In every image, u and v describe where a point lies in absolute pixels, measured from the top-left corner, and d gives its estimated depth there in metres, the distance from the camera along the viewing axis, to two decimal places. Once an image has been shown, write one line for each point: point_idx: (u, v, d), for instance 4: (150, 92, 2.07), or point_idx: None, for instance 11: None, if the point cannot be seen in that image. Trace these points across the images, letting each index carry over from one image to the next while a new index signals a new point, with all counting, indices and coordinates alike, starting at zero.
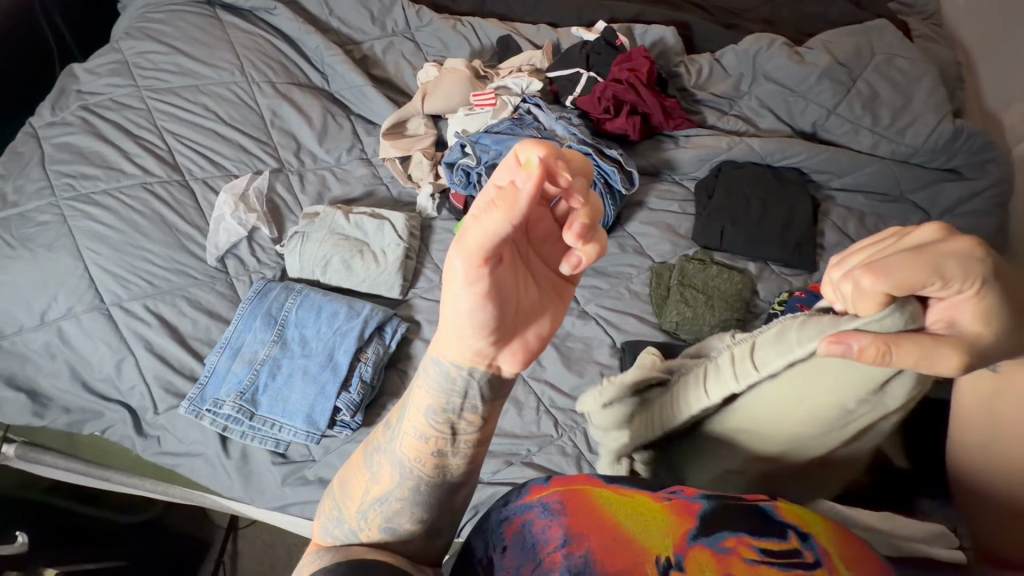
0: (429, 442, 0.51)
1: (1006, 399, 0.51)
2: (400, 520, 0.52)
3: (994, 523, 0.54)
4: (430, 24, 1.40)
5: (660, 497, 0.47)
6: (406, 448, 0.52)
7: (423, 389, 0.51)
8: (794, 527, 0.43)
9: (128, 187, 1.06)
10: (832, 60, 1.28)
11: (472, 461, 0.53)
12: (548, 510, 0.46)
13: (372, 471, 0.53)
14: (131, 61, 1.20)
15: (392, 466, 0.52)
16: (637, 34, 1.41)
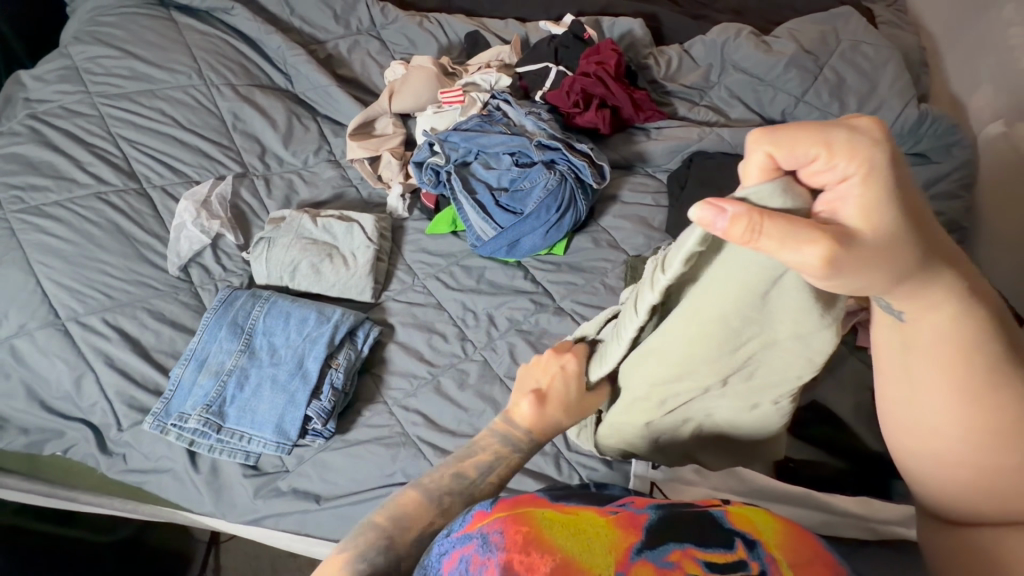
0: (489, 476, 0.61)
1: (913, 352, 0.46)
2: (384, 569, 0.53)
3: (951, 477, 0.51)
4: (395, 21, 1.37)
5: (607, 513, 0.50)
6: (480, 475, 0.60)
7: (503, 442, 0.62)
8: (740, 539, 0.46)
9: (82, 197, 1.03)
10: (798, 48, 1.29)
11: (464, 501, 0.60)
12: (485, 544, 0.44)
13: (430, 497, 0.57)
14: (82, 66, 1.16)
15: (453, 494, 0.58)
16: (605, 26, 1.40)
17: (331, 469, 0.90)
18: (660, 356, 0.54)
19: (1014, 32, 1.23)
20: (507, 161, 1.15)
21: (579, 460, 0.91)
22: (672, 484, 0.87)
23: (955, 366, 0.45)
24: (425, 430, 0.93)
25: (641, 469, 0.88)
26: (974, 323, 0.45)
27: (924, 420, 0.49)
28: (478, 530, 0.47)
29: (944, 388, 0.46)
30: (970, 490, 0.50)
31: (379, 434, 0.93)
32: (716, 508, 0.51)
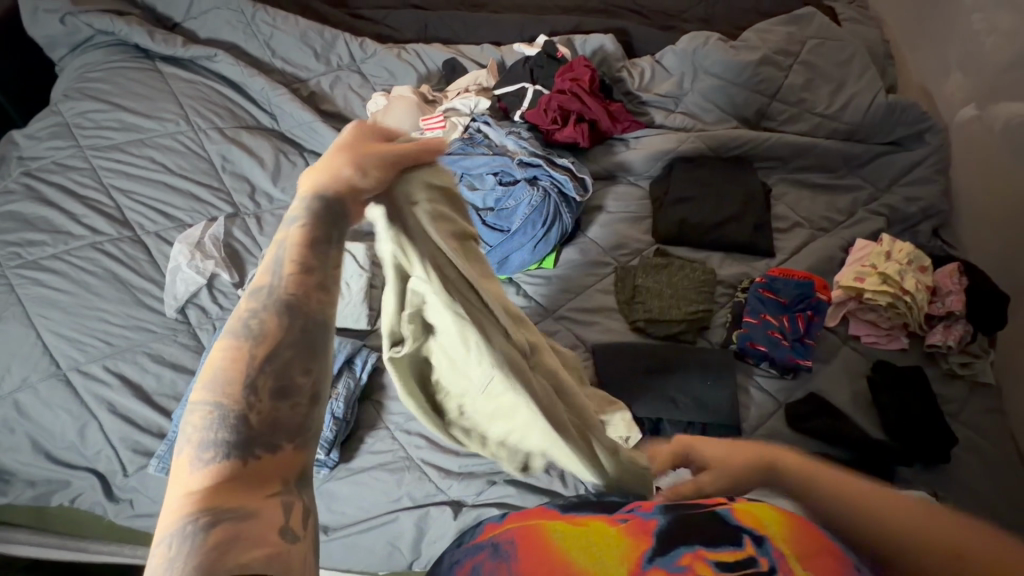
0: (281, 316, 0.37)
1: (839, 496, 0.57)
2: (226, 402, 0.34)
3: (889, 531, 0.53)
4: (374, 55, 1.42)
5: (616, 521, 0.55)
6: (286, 276, 0.38)
7: (293, 229, 0.39)
8: (749, 535, 0.51)
9: (78, 248, 1.05)
10: (765, 51, 1.32)
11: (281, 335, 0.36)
12: (495, 552, 0.52)
13: (243, 336, 0.36)
14: (72, 121, 1.19)
15: (274, 315, 0.37)
16: (577, 45, 1.44)
17: (339, 498, 0.92)
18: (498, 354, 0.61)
19: (976, 19, 1.23)
20: (491, 181, 1.17)
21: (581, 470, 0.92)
22: (677, 486, 0.88)
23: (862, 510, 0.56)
24: (428, 452, 0.94)
25: None
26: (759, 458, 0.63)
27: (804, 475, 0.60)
28: (491, 539, 0.54)
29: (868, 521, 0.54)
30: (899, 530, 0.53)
31: (382, 460, 0.94)
32: (722, 505, 0.56)
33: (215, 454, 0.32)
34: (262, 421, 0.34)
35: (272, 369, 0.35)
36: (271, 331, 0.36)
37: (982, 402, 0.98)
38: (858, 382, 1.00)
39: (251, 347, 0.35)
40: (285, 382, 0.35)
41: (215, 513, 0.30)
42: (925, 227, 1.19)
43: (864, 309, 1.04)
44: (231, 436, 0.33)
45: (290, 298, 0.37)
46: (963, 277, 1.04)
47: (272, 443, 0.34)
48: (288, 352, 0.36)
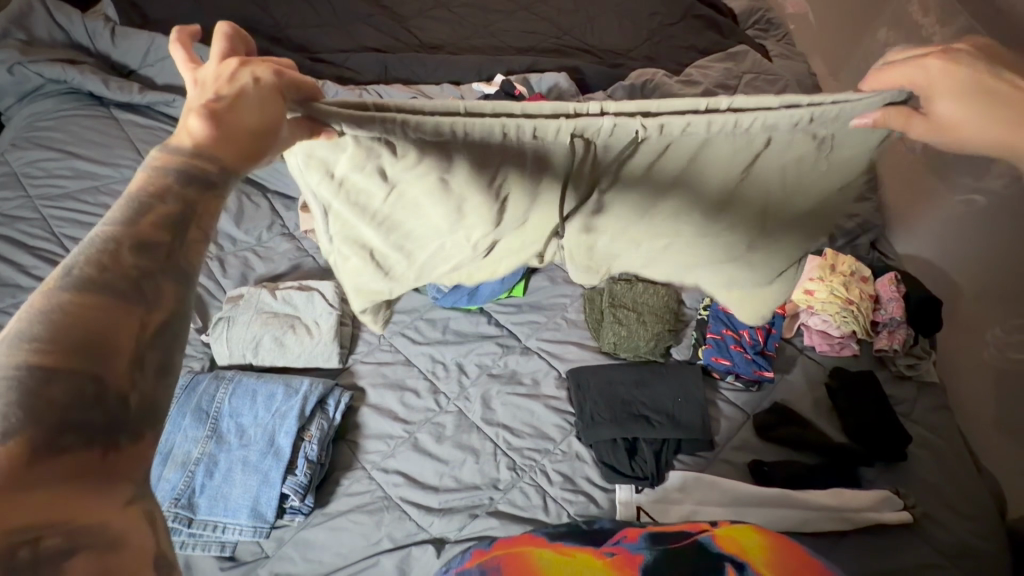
0: (151, 263, 0.37)
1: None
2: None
3: None
4: (336, 96, 1.44)
5: (605, 554, 0.68)
6: (159, 225, 0.38)
7: (149, 172, 0.40)
8: (731, 563, 0.66)
9: (27, 301, 1.00)
10: (706, 86, 1.43)
11: (134, 276, 0.36)
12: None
13: (86, 284, 0.34)
14: (22, 171, 1.16)
15: (161, 276, 0.37)
16: (533, 83, 1.51)
17: (315, 547, 0.88)
18: (411, 218, 0.59)
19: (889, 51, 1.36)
20: None
21: (562, 496, 0.93)
22: (657, 504, 0.91)
23: None
24: (408, 488, 0.93)
25: (625, 496, 0.92)
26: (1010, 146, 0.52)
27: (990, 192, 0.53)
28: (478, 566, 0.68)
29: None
30: None
31: (359, 501, 0.92)
32: (705, 532, 0.70)
33: (5, 423, 0.30)
34: (97, 382, 0.33)
35: (130, 332, 0.35)
36: (122, 272, 0.36)
37: (930, 401, 1.05)
38: (816, 390, 1.06)
39: (59, 285, 0.34)
40: (164, 361, 0.37)
41: (65, 539, 0.30)
42: (864, 240, 1.29)
43: (815, 319, 1.10)
44: (56, 396, 0.31)
45: (165, 251, 0.38)
46: (900, 285, 1.11)
47: (72, 436, 0.31)
48: (114, 312, 0.34)
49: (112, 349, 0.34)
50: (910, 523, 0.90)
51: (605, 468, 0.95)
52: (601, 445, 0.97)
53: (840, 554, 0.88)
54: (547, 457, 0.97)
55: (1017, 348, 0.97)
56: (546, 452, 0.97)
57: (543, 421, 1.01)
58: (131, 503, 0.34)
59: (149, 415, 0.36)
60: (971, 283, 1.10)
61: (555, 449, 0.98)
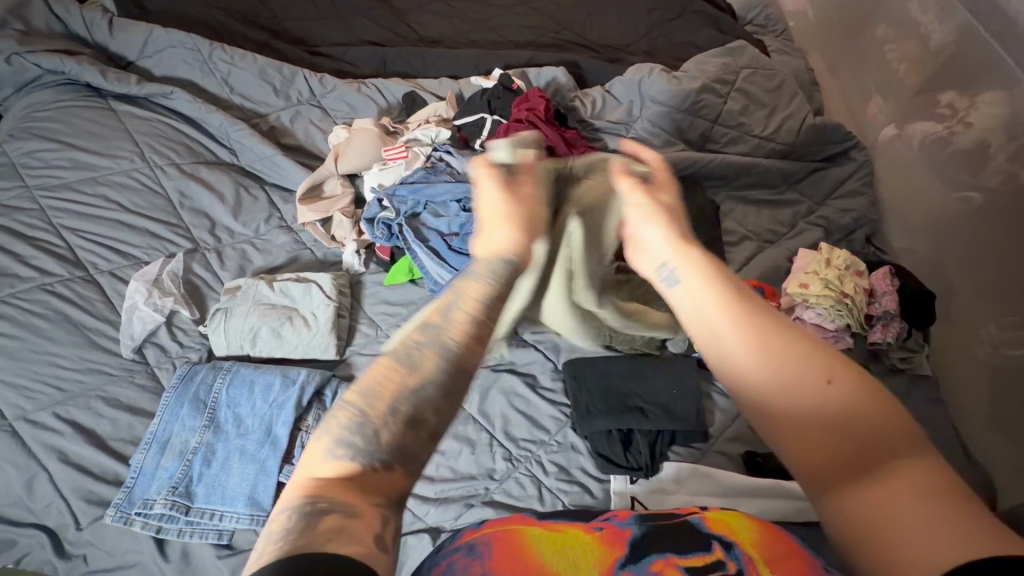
0: (435, 352, 0.46)
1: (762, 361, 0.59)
2: (345, 410, 0.44)
3: (809, 438, 0.57)
4: (334, 89, 1.44)
5: (592, 530, 0.68)
6: (453, 330, 0.47)
7: (473, 284, 0.50)
8: (720, 543, 0.64)
9: (25, 291, 1.01)
10: (705, 80, 1.42)
11: (442, 382, 0.45)
12: (471, 551, 0.61)
13: (404, 362, 0.45)
14: (20, 162, 1.16)
15: (434, 353, 0.46)
16: (531, 77, 1.51)
17: None
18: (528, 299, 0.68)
19: (888, 49, 1.37)
20: (454, 208, 1.20)
21: (558, 487, 0.94)
22: (652, 495, 0.92)
23: (768, 358, 0.59)
24: None
25: (620, 487, 0.93)
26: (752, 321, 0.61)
27: (732, 357, 0.60)
28: (468, 542, 0.64)
29: (788, 375, 0.57)
30: (796, 418, 0.57)
31: None
32: (695, 515, 0.71)
33: (343, 444, 0.43)
34: (397, 433, 0.43)
35: (412, 405, 0.44)
36: (443, 366, 0.46)
37: (923, 394, 1.05)
38: None
39: (402, 363, 0.45)
40: (415, 417, 0.44)
41: (329, 503, 0.40)
42: (859, 234, 1.29)
43: (810, 313, 1.10)
44: (359, 436, 0.43)
45: (449, 346, 0.46)
46: (894, 279, 1.12)
47: (375, 465, 0.43)
48: (412, 385, 0.45)
49: (405, 413, 0.44)
50: None
51: (601, 459, 0.95)
52: (596, 436, 0.97)
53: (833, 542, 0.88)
54: (543, 448, 0.98)
55: (1014, 346, 0.99)
56: (541, 443, 0.98)
57: (539, 413, 1.02)
58: (372, 504, 0.42)
59: (408, 450, 0.44)
60: (968, 280, 1.11)
61: (551, 440, 0.99)
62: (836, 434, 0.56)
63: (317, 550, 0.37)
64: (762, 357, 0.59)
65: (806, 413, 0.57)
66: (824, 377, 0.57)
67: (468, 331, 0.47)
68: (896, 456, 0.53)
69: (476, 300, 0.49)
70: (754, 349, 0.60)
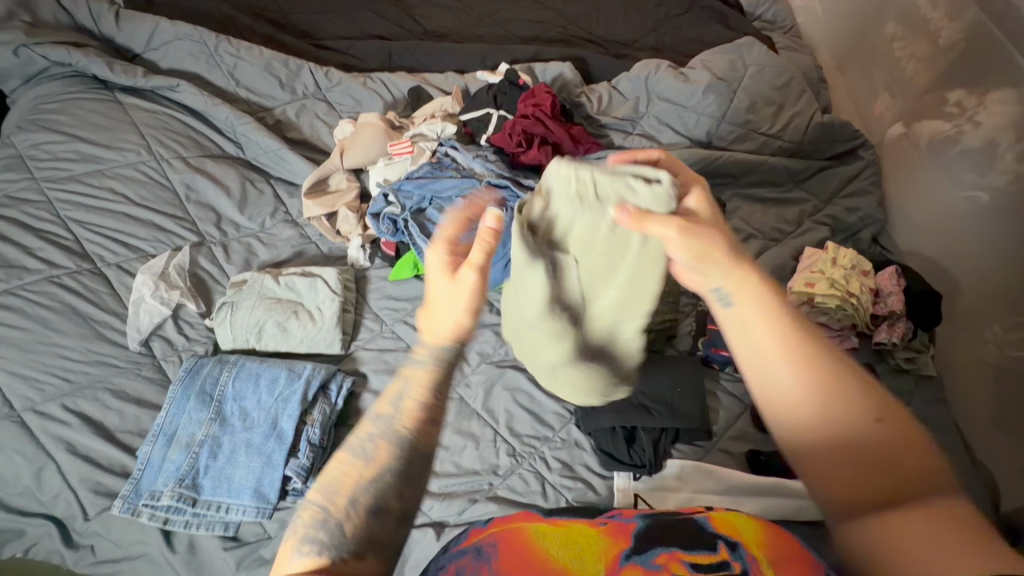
0: (389, 445, 0.54)
1: (811, 387, 0.59)
2: (314, 521, 0.51)
3: (846, 464, 0.58)
4: (340, 84, 1.43)
5: (598, 525, 0.69)
6: (404, 418, 0.55)
7: (419, 371, 0.56)
8: (724, 542, 0.63)
9: (33, 283, 1.01)
10: (712, 77, 1.41)
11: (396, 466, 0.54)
12: (479, 553, 0.63)
13: (361, 457, 0.54)
14: (27, 154, 1.16)
15: (384, 442, 0.54)
16: (537, 72, 1.50)
17: None
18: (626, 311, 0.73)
19: (896, 46, 1.36)
20: (460, 203, 1.20)
21: (562, 483, 0.94)
22: (654, 492, 0.92)
23: (816, 387, 0.59)
24: None
25: (623, 484, 0.93)
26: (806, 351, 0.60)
27: (777, 384, 0.60)
28: (474, 544, 0.65)
29: (833, 405, 0.58)
30: (839, 443, 0.58)
31: None
32: (700, 514, 0.70)
33: (313, 543, 0.50)
34: (368, 523, 0.52)
35: (373, 496, 0.53)
36: (401, 454, 0.54)
37: (927, 394, 1.05)
38: None
39: (369, 461, 0.53)
40: (377, 505, 0.52)
41: None
42: (866, 233, 1.28)
43: (816, 312, 1.10)
44: (323, 531, 0.50)
45: (402, 436, 0.54)
46: (900, 278, 1.11)
47: (341, 558, 0.50)
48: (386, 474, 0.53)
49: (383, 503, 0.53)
50: None
51: (604, 456, 0.96)
52: (600, 434, 0.97)
53: None
54: (547, 445, 0.98)
55: (1016, 347, 0.99)
56: (545, 439, 0.99)
57: (543, 409, 1.02)
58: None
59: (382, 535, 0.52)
60: (974, 280, 1.11)
61: (555, 436, 0.99)
62: (870, 466, 0.57)
63: None
64: (812, 388, 0.59)
65: (846, 441, 0.58)
66: (872, 415, 0.58)
67: (418, 422, 0.55)
68: (924, 492, 0.55)
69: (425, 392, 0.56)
70: (806, 378, 0.59)
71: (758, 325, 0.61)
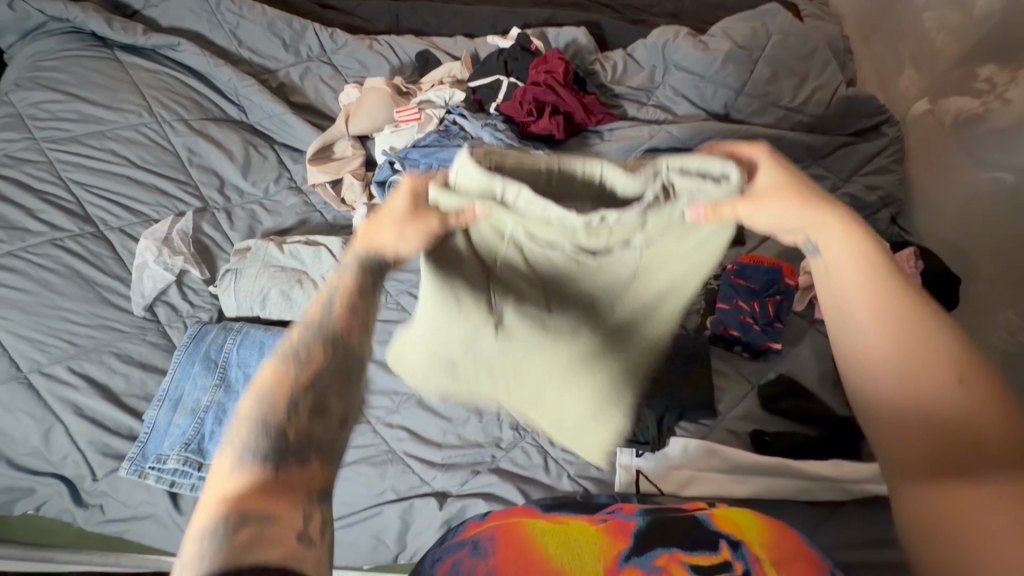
0: (324, 343, 0.46)
1: (891, 339, 0.58)
2: (249, 430, 0.42)
3: (908, 419, 0.58)
4: (345, 46, 1.39)
5: (598, 521, 0.68)
6: (335, 316, 0.47)
7: (343, 275, 0.49)
8: (726, 540, 0.65)
9: (36, 245, 1.00)
10: (733, 45, 1.35)
11: (338, 363, 0.46)
12: (476, 551, 0.63)
13: (293, 358, 0.45)
14: (26, 112, 1.14)
15: (316, 342, 0.46)
16: (550, 37, 1.44)
17: None
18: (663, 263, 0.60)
19: (927, 17, 1.29)
20: None
21: (564, 458, 0.94)
22: (658, 469, 0.93)
23: (897, 340, 0.57)
24: (411, 444, 0.95)
25: (626, 460, 0.93)
26: (898, 299, 0.57)
27: (858, 333, 0.59)
28: (472, 537, 0.65)
29: (913, 358, 0.57)
30: (904, 398, 0.58)
31: (365, 454, 0.94)
32: (702, 511, 0.70)
33: (251, 453, 0.41)
34: (314, 437, 0.44)
35: (307, 394, 0.44)
36: (344, 358, 0.46)
37: None
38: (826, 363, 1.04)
39: (297, 367, 0.44)
40: (321, 405, 0.44)
41: (247, 518, 0.38)
42: (885, 214, 1.24)
43: None
44: (257, 440, 0.41)
45: (335, 334, 0.46)
46: (918, 261, 1.08)
47: (285, 472, 0.42)
48: (338, 379, 0.46)
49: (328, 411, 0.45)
50: None
51: None
52: None
53: (835, 522, 0.88)
54: None
55: None
56: None
57: None
58: (304, 508, 0.42)
59: (334, 441, 0.46)
60: (991, 264, 1.08)
61: None
62: (932, 423, 0.57)
63: (247, 558, 0.36)
64: (888, 337, 0.58)
65: (914, 397, 0.57)
66: (954, 377, 0.56)
67: (360, 311, 0.48)
68: (987, 456, 0.54)
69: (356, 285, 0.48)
70: (882, 323, 0.58)
71: (839, 271, 0.58)
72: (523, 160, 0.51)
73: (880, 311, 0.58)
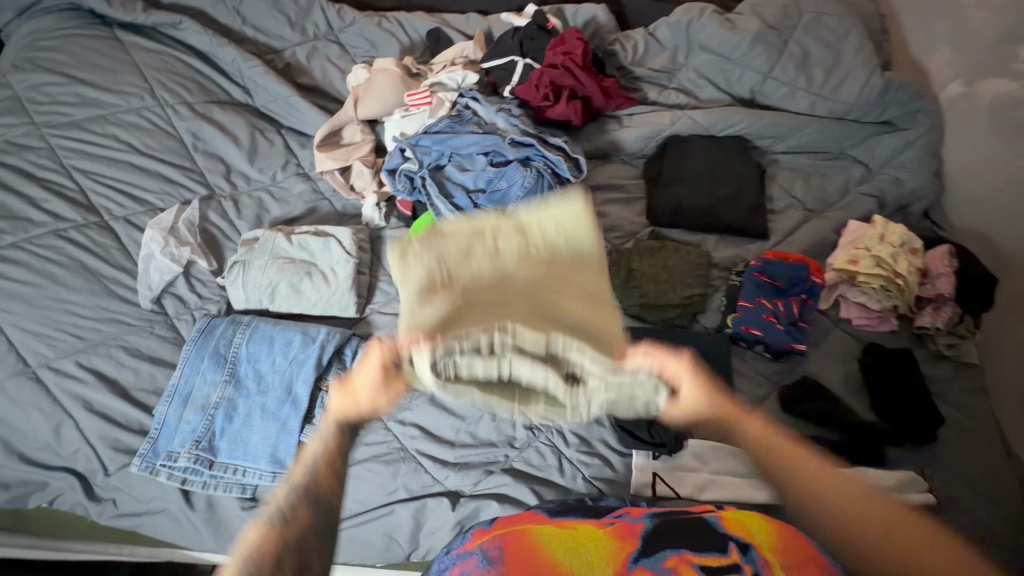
0: (308, 504, 0.56)
1: (812, 481, 0.65)
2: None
3: (873, 546, 0.61)
4: (353, 24, 1.33)
5: (606, 524, 0.68)
6: (319, 477, 0.57)
7: (324, 439, 0.58)
8: (735, 544, 0.62)
9: (39, 236, 0.98)
10: (762, 24, 1.27)
11: (320, 516, 0.56)
12: (486, 559, 0.61)
13: (280, 518, 0.55)
14: (25, 96, 1.10)
15: (299, 495, 0.56)
16: (568, 15, 1.38)
17: None
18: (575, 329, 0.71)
19: None
20: (481, 161, 1.12)
21: (579, 459, 0.92)
22: (672, 472, 0.91)
23: (824, 481, 0.65)
24: (424, 442, 0.93)
25: (641, 462, 0.91)
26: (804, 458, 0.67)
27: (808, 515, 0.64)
28: (480, 546, 0.64)
29: (836, 484, 0.65)
30: (853, 526, 0.62)
31: (376, 451, 0.93)
32: (711, 514, 0.69)
33: None
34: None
35: (289, 559, 0.54)
36: (325, 509, 0.57)
37: (966, 383, 0.98)
38: (850, 364, 1.01)
39: (283, 523, 0.55)
40: (303, 564, 0.54)
41: None
42: (919, 207, 1.18)
43: (854, 291, 1.04)
44: None
45: (317, 495, 0.56)
46: (953, 260, 1.04)
47: None
48: (316, 528, 0.56)
49: (307, 559, 0.54)
50: (933, 505, 0.85)
51: (623, 434, 0.92)
52: (622, 409, 0.93)
53: None
54: None
55: None
56: None
57: None
58: None
59: None
60: None
61: None
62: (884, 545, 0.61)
63: None
64: (822, 495, 0.64)
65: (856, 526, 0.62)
66: (874, 504, 0.63)
67: (333, 466, 0.58)
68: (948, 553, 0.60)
69: (327, 453, 0.58)
70: (799, 473, 0.65)
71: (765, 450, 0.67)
72: (517, 357, 0.53)
73: (786, 455, 0.66)
